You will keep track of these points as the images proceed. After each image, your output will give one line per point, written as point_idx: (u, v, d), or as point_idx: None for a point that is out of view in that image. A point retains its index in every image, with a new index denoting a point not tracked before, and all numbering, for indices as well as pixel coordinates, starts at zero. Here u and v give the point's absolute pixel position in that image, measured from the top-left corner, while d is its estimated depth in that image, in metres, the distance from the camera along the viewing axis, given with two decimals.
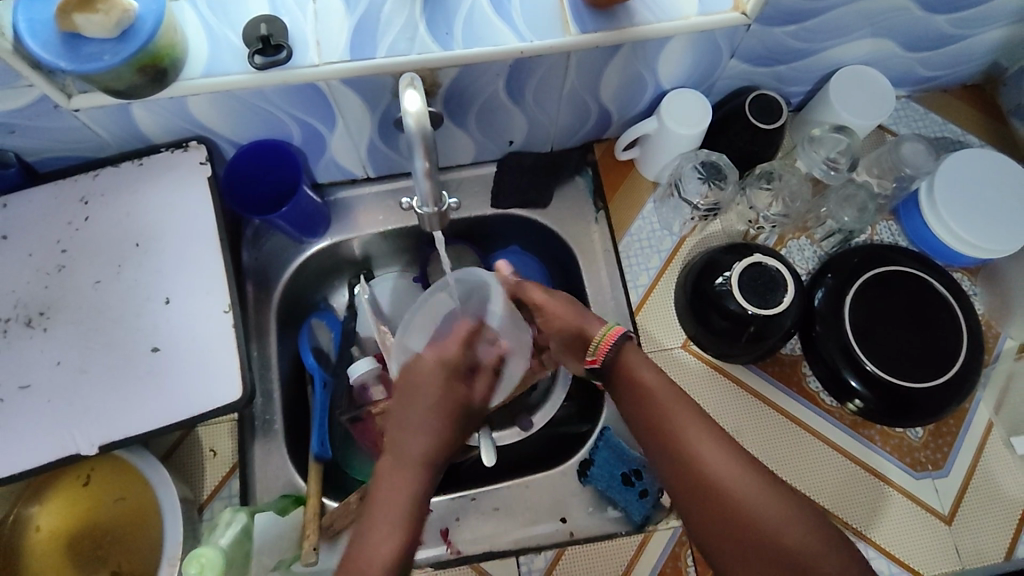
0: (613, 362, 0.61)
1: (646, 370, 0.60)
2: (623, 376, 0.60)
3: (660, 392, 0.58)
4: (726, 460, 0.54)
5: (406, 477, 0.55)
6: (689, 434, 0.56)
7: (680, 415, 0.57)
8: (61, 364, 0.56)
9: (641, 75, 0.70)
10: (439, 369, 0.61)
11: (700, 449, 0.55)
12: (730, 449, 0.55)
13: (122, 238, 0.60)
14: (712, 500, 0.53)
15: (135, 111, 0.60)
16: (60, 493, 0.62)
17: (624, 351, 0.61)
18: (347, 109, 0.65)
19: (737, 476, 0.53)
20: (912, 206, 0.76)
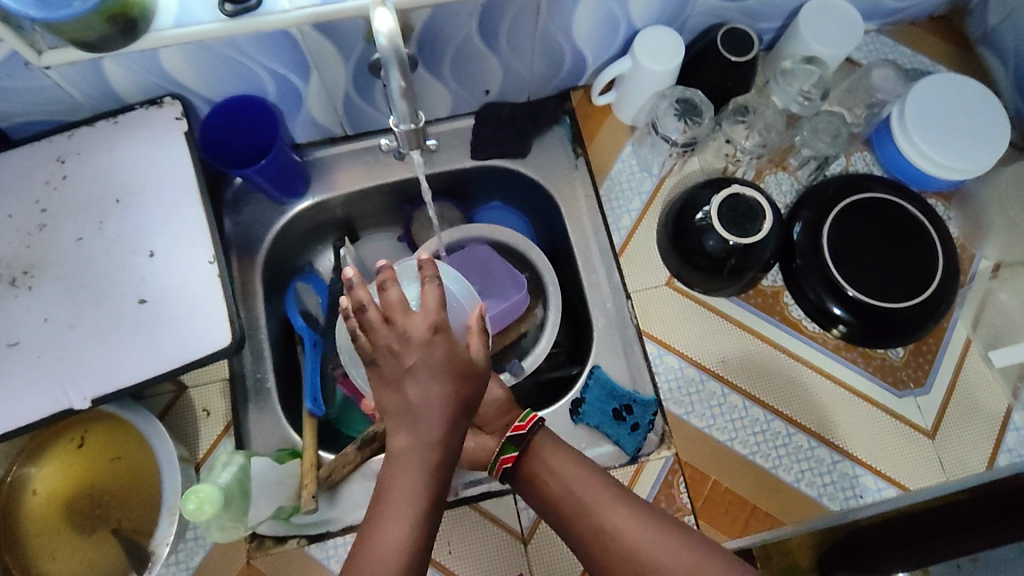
0: (529, 461, 0.63)
1: (562, 462, 0.62)
2: (532, 472, 0.63)
3: (570, 490, 0.61)
4: (635, 525, 0.59)
5: (416, 485, 0.49)
6: (609, 522, 0.59)
7: (599, 505, 0.60)
8: (49, 320, 0.56)
9: (612, 13, 0.70)
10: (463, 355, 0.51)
11: (617, 529, 0.59)
12: (651, 524, 0.59)
13: (100, 195, 0.59)
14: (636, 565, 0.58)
15: (107, 66, 0.59)
16: (57, 456, 0.62)
17: (536, 441, 0.63)
18: (321, 58, 0.65)
19: (655, 544, 0.58)
20: (884, 133, 0.78)
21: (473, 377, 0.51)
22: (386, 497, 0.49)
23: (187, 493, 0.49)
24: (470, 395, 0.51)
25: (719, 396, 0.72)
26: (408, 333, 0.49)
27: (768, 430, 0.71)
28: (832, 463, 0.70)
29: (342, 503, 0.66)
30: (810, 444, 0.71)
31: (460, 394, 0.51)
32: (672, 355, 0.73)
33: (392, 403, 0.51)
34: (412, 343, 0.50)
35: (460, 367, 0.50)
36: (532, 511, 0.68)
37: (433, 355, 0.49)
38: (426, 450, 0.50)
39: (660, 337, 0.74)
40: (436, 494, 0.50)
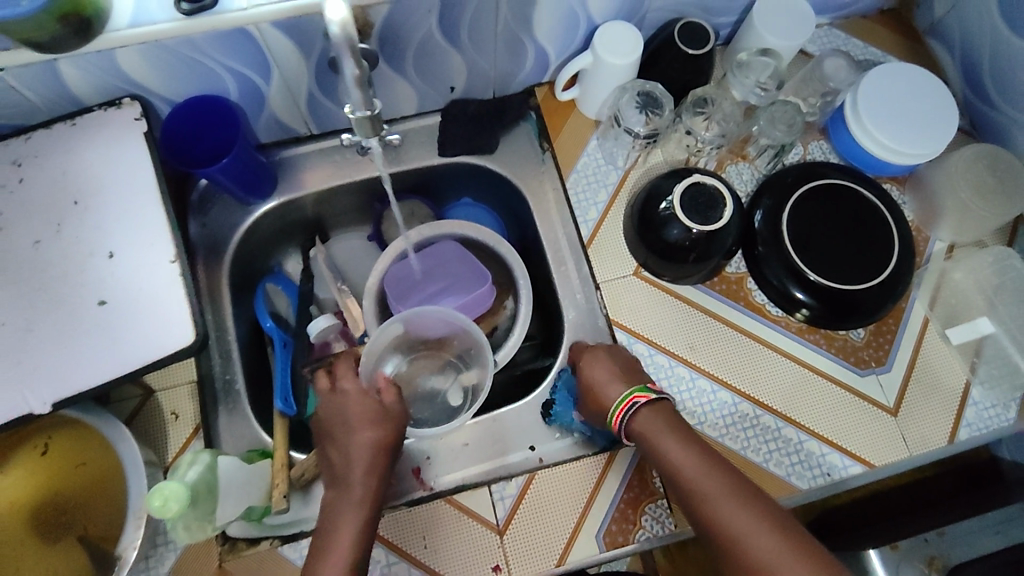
0: (642, 435, 0.62)
1: (674, 446, 0.60)
2: (649, 446, 0.62)
3: (689, 475, 0.58)
4: (756, 529, 0.54)
5: (352, 516, 0.58)
6: (723, 514, 0.55)
7: (718, 496, 0.56)
8: (6, 325, 0.55)
9: (571, 9, 0.71)
10: (375, 404, 0.65)
11: (730, 524, 0.55)
12: (767, 525, 0.54)
13: (58, 196, 0.59)
14: (743, 564, 0.53)
15: (63, 68, 0.59)
16: (19, 464, 0.60)
17: (640, 418, 0.63)
18: (281, 57, 0.65)
19: (766, 548, 0.53)
20: (840, 121, 0.80)
21: (390, 411, 0.65)
22: (327, 529, 0.57)
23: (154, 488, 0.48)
24: (391, 431, 0.64)
25: (688, 381, 0.73)
26: (340, 405, 0.66)
27: (736, 413, 0.72)
28: (799, 443, 0.71)
29: (315, 501, 0.66)
30: (777, 425, 0.72)
31: (383, 431, 0.64)
32: (642, 343, 0.74)
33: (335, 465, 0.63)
34: (341, 416, 0.65)
35: (375, 409, 0.65)
36: (507, 502, 0.67)
37: (353, 416, 0.64)
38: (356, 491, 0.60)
39: (630, 326, 0.75)
40: (360, 529, 0.57)
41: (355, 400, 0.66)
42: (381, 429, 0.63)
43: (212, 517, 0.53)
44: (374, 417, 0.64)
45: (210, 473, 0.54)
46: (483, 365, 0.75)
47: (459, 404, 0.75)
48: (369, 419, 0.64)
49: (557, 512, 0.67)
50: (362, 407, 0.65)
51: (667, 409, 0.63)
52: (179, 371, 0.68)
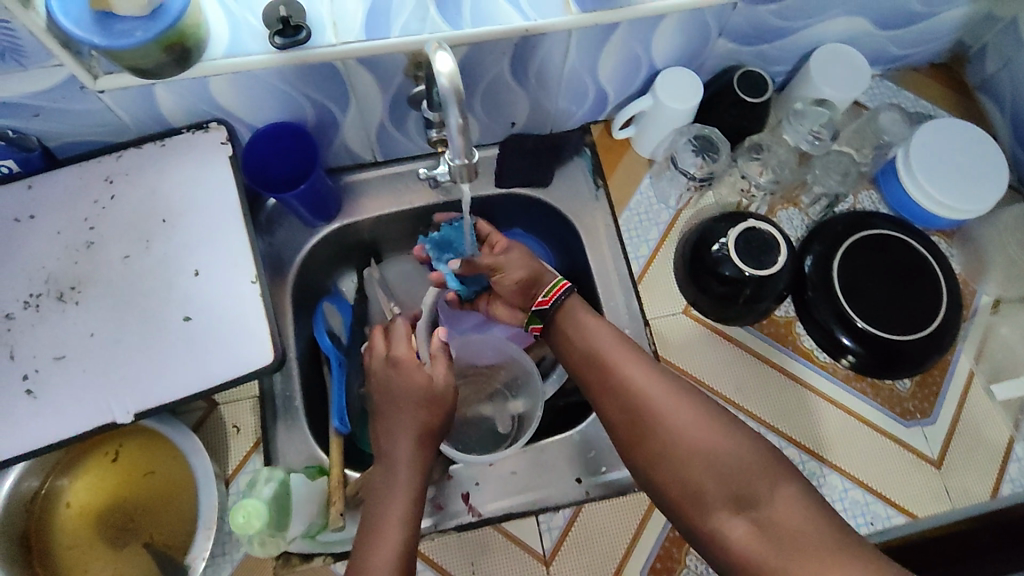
0: (557, 320, 0.70)
1: (590, 322, 0.68)
2: (565, 325, 0.69)
3: (598, 344, 0.67)
4: (669, 399, 0.62)
5: (400, 494, 0.61)
6: (636, 382, 0.64)
7: (630, 368, 0.65)
8: (95, 335, 0.57)
9: (636, 54, 0.74)
10: (427, 386, 0.67)
11: (634, 381, 0.64)
12: (666, 385, 0.63)
13: (147, 215, 0.61)
14: (641, 415, 0.62)
15: (158, 92, 0.62)
16: (90, 469, 0.63)
17: (566, 306, 0.69)
18: (360, 89, 0.68)
19: (663, 403, 0.62)
20: (891, 173, 0.81)
21: (438, 395, 0.67)
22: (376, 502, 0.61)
23: (237, 504, 0.51)
24: (437, 415, 0.66)
25: None
26: (394, 383, 0.68)
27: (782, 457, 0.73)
28: (844, 490, 0.72)
29: None
30: (822, 471, 0.73)
31: (430, 415, 0.66)
32: (689, 381, 0.76)
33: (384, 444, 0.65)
34: (388, 388, 0.68)
35: (422, 393, 0.66)
36: (553, 533, 0.70)
37: (401, 397, 0.66)
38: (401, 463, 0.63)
39: (678, 363, 0.77)
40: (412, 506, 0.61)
41: (405, 383, 0.67)
42: (431, 416, 0.66)
43: (282, 534, 0.55)
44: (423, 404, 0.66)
45: (281, 490, 0.55)
46: (530, 395, 0.77)
47: (506, 431, 0.76)
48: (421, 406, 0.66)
49: (603, 545, 0.70)
50: (413, 394, 0.66)
51: (580, 300, 0.71)
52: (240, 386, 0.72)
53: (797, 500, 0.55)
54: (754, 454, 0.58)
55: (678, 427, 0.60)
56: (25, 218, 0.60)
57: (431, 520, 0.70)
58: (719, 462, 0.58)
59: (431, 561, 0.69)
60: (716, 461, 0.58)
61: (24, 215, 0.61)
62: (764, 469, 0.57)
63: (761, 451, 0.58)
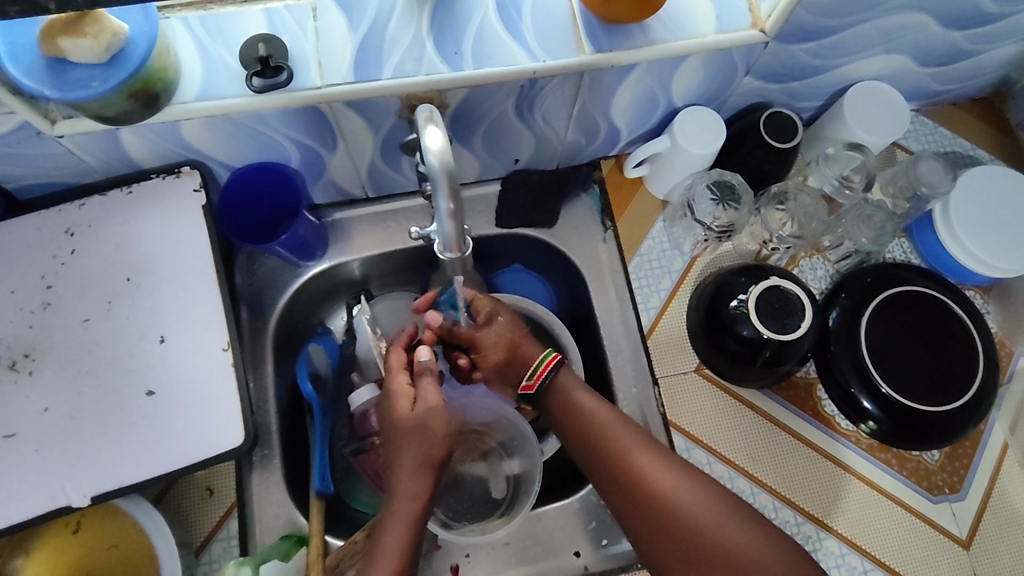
0: (552, 394, 0.65)
1: (584, 397, 0.64)
2: (558, 400, 0.65)
3: (598, 420, 0.62)
4: (678, 482, 0.58)
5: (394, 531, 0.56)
6: (640, 463, 0.59)
7: (633, 446, 0.60)
8: (49, 411, 0.52)
9: (653, 92, 0.67)
10: (410, 410, 0.61)
11: (639, 464, 0.59)
12: (675, 468, 0.58)
13: (111, 272, 0.56)
14: (646, 503, 0.57)
15: (124, 135, 0.56)
16: (49, 539, 0.58)
17: (558, 380, 0.65)
18: (349, 131, 0.62)
19: (670, 488, 0.57)
20: (926, 224, 0.75)
21: (424, 420, 0.61)
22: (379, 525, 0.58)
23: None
24: (426, 445, 0.60)
25: (748, 495, 0.69)
26: (400, 395, 0.63)
27: (799, 534, 0.68)
28: (864, 572, 0.67)
29: None
30: (841, 550, 0.68)
31: (421, 443, 0.60)
32: (700, 450, 0.70)
33: (391, 461, 0.61)
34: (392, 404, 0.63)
35: (409, 420, 0.61)
36: None
37: (394, 426, 0.62)
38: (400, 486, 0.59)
39: (689, 429, 0.71)
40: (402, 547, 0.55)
41: (394, 409, 0.62)
42: (420, 442, 0.60)
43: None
44: (412, 430, 0.61)
45: None
46: (526, 455, 0.72)
47: (501, 496, 0.71)
48: (408, 432, 0.61)
49: None
50: (403, 421, 0.61)
51: (575, 375, 0.66)
52: None
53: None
54: (770, 547, 0.53)
55: (686, 517, 0.55)
56: None
57: None
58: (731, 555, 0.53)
59: None
60: (730, 554, 0.53)
61: None
62: (780, 562, 0.52)
63: (779, 543, 0.54)
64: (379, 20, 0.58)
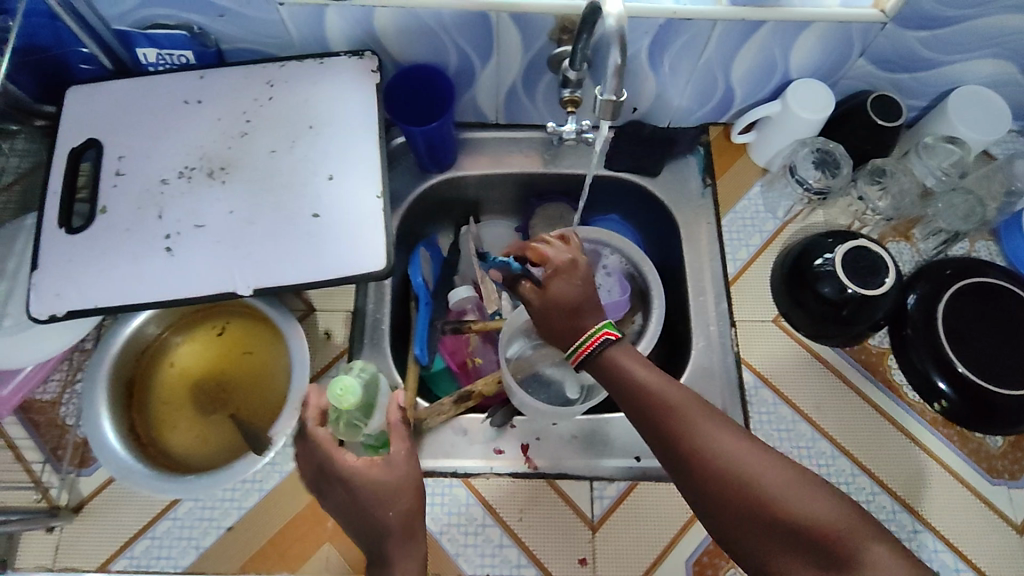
0: (607, 361, 0.59)
1: (636, 366, 0.58)
2: (606, 364, 0.59)
3: (661, 390, 0.56)
4: (737, 449, 0.52)
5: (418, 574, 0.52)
6: (698, 432, 0.53)
7: (689, 415, 0.54)
8: (233, 213, 0.62)
9: (772, 59, 0.75)
10: (389, 484, 0.55)
11: (700, 437, 0.53)
12: (747, 444, 0.52)
13: (296, 120, 0.67)
14: (728, 487, 0.51)
15: (329, 14, 0.68)
16: (199, 337, 0.69)
17: (606, 350, 0.59)
18: (506, 45, 0.72)
19: (754, 466, 0.51)
20: (1015, 228, 0.79)
21: (399, 491, 0.55)
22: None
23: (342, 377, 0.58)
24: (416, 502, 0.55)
25: (808, 440, 0.72)
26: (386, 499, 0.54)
27: (853, 483, 0.71)
28: (914, 532, 0.69)
29: (428, 448, 0.71)
30: (893, 507, 0.70)
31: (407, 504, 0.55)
32: (767, 390, 0.75)
33: (365, 544, 0.54)
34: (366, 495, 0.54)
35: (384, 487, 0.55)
36: (604, 502, 0.69)
37: (360, 508, 0.54)
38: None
39: (758, 368, 0.76)
40: None
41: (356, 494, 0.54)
42: (396, 511, 0.54)
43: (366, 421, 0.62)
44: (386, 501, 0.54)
45: (370, 382, 0.63)
46: None
47: (574, 397, 0.77)
48: (381, 509, 0.54)
49: (653, 527, 0.68)
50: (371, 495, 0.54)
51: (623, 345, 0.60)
52: (337, 297, 0.75)
53: (893, 561, 0.46)
54: (842, 517, 0.48)
55: (754, 488, 0.50)
56: (194, 101, 0.67)
57: (488, 462, 0.71)
58: (827, 536, 0.47)
59: (479, 497, 0.69)
60: (827, 536, 0.47)
61: (193, 98, 0.67)
62: (852, 528, 0.48)
63: (849, 515, 0.48)
64: None
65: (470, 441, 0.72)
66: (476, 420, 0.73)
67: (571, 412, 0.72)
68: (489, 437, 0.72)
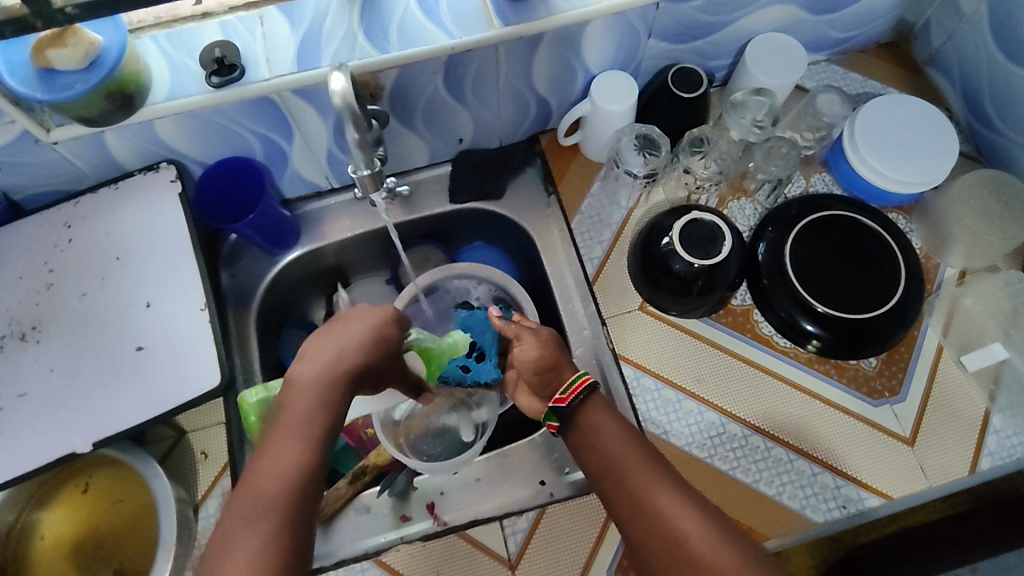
0: (580, 419, 0.63)
1: (611, 422, 0.61)
2: (581, 421, 0.62)
3: (626, 456, 0.58)
4: (687, 511, 0.53)
5: (295, 440, 0.50)
6: (653, 492, 0.55)
7: (643, 475, 0.56)
8: (54, 370, 0.62)
9: (569, 63, 0.76)
10: (373, 325, 0.59)
11: (656, 499, 0.54)
12: (697, 509, 0.53)
13: (104, 253, 0.67)
14: (669, 545, 0.52)
15: (109, 139, 0.64)
16: (64, 502, 0.67)
17: (590, 401, 0.63)
18: (301, 119, 0.70)
19: (705, 533, 0.51)
20: (839, 153, 0.81)
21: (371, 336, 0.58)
22: (266, 459, 0.50)
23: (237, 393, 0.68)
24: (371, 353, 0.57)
25: (696, 414, 0.74)
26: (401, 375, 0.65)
27: (747, 445, 0.73)
28: (813, 475, 0.71)
29: (335, 536, 0.71)
30: (789, 457, 0.72)
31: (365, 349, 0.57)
32: (649, 377, 0.76)
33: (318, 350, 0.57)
34: (379, 354, 0.58)
35: (372, 324, 0.59)
36: (518, 536, 0.69)
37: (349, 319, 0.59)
38: (301, 439, 0.50)
39: (636, 359, 0.77)
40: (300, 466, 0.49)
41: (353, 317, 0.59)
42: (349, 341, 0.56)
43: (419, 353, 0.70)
44: (364, 333, 0.57)
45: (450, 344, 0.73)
46: (492, 404, 0.79)
47: (470, 439, 0.78)
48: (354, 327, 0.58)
49: (569, 547, 0.68)
50: (361, 324, 0.58)
51: (603, 399, 0.64)
52: (208, 413, 0.74)
53: None
54: None
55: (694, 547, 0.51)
56: None
57: (397, 531, 0.72)
58: None
59: (392, 571, 0.68)
60: None
61: None
62: None
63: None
64: (317, 18, 0.68)
65: (375, 516, 0.72)
66: (374, 493, 0.73)
67: (469, 459, 0.74)
68: (392, 506, 0.73)
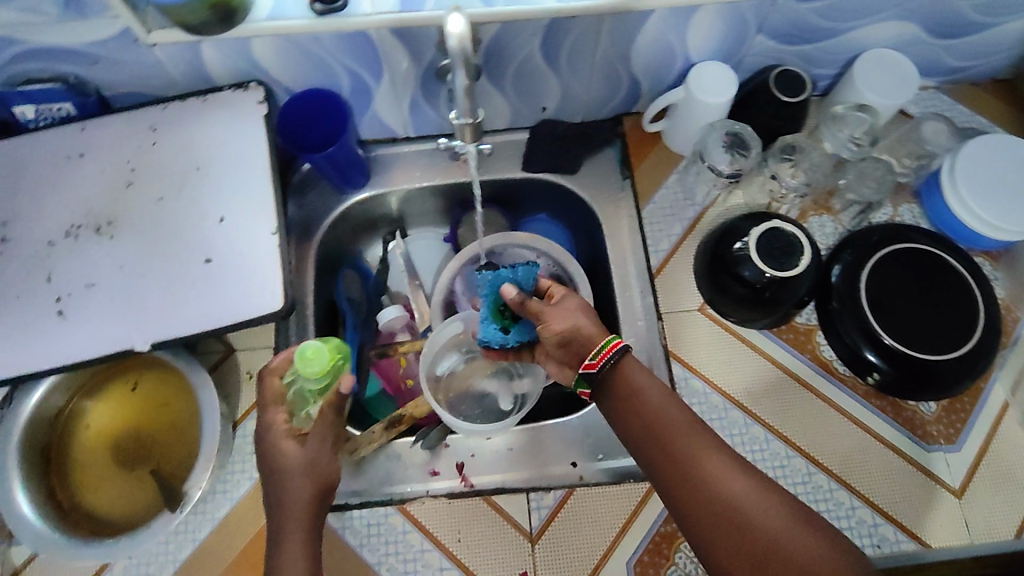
0: (616, 382, 0.60)
1: (650, 385, 0.59)
2: (616, 382, 0.60)
3: (671, 423, 0.57)
4: (739, 479, 0.54)
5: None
6: (704, 459, 0.55)
7: (692, 440, 0.56)
8: (123, 268, 0.63)
9: (670, 46, 0.73)
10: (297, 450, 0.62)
11: (708, 466, 0.54)
12: (749, 475, 0.54)
13: (185, 162, 0.67)
14: (724, 513, 0.52)
15: (205, 50, 0.64)
16: (112, 396, 0.69)
17: (622, 363, 0.60)
18: (393, 60, 0.69)
19: (760, 495, 0.53)
20: (935, 188, 0.77)
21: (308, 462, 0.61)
22: None
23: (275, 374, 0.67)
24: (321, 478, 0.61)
25: (740, 426, 0.72)
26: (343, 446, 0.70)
27: (787, 466, 0.71)
28: (851, 508, 0.69)
29: (364, 477, 0.72)
30: (830, 485, 0.70)
31: (314, 481, 0.61)
32: (698, 380, 0.74)
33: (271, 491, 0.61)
34: (325, 460, 0.62)
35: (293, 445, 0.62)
36: (541, 513, 0.69)
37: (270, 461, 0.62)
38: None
39: (687, 359, 0.75)
40: None
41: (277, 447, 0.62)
42: (297, 477, 0.60)
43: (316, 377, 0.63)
44: (299, 463, 0.61)
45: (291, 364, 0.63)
46: (535, 376, 0.77)
47: (508, 408, 0.77)
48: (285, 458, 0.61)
49: (591, 534, 0.67)
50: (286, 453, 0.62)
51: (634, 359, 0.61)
52: (257, 336, 0.75)
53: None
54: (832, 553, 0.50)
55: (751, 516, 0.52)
56: (76, 155, 0.67)
57: (423, 484, 0.72)
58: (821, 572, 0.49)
59: (416, 522, 0.69)
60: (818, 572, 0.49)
61: (75, 152, 0.67)
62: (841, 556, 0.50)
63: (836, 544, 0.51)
64: None
65: (405, 466, 0.72)
66: (407, 443, 0.73)
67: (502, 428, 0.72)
68: (423, 459, 0.73)
